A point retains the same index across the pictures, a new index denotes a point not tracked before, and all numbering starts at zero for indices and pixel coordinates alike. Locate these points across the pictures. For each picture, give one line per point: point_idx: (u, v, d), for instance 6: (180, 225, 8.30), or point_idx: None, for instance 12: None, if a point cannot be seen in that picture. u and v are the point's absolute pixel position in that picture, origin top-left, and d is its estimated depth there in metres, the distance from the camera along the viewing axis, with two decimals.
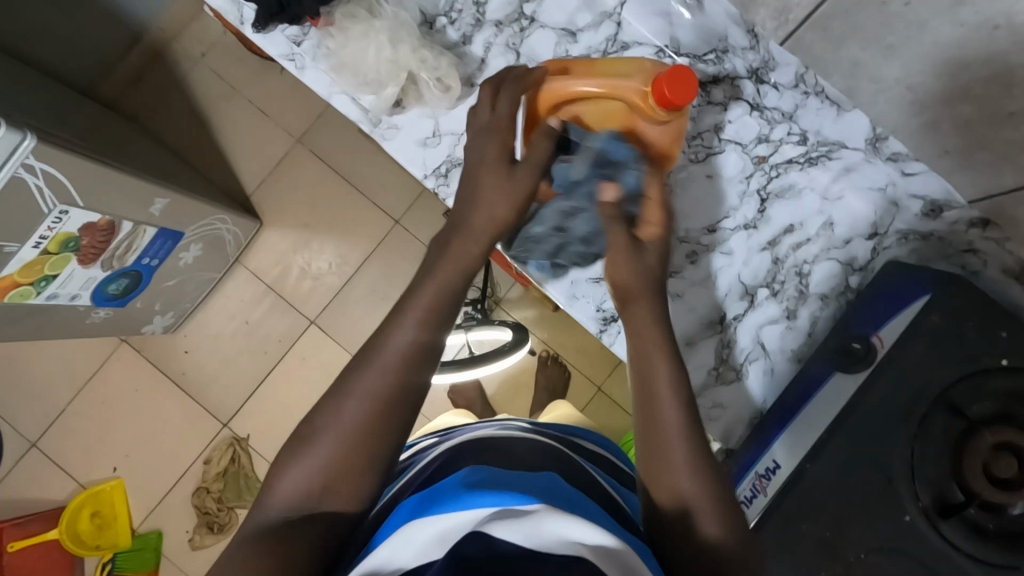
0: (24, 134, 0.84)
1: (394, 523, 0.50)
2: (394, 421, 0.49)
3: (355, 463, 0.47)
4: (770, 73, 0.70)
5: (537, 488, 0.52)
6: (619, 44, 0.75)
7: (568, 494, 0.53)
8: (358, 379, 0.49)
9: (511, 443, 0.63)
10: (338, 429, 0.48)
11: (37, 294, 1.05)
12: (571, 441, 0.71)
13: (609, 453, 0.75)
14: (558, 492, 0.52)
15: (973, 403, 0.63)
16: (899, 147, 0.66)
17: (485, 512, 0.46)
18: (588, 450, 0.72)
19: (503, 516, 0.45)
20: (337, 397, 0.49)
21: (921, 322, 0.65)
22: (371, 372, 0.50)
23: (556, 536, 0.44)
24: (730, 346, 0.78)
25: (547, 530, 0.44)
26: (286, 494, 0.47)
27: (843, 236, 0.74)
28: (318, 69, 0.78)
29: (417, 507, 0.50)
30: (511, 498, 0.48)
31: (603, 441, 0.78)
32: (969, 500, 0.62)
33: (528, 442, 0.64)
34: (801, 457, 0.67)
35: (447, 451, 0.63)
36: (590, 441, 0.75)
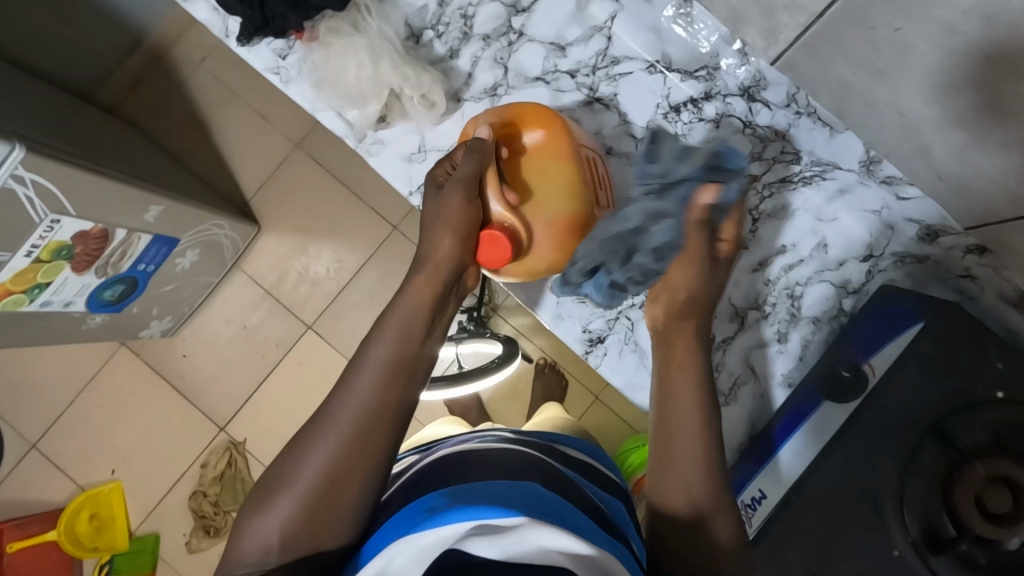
0: (13, 146, 0.84)
1: (374, 544, 0.50)
2: (350, 465, 0.53)
3: (319, 510, 0.52)
4: (761, 92, 0.68)
5: (521, 494, 0.52)
6: (609, 58, 0.74)
7: (553, 498, 0.52)
8: (312, 436, 0.54)
9: (490, 453, 0.62)
10: (297, 479, 0.53)
11: (30, 301, 1.05)
12: (553, 448, 0.69)
13: (592, 459, 0.73)
14: (541, 497, 0.52)
15: (964, 435, 0.61)
16: (893, 170, 0.64)
17: (463, 527, 0.46)
18: (574, 459, 0.70)
19: (483, 530, 0.46)
20: (300, 448, 0.54)
21: (915, 348, 0.64)
22: (330, 427, 0.54)
23: (536, 548, 0.46)
24: (718, 369, 0.76)
25: (527, 543, 0.46)
26: (252, 543, 0.51)
27: (836, 257, 0.72)
28: (303, 83, 0.77)
29: (396, 525, 0.50)
30: (484, 511, 0.47)
31: (589, 448, 0.76)
32: (962, 535, 0.59)
33: (512, 450, 0.63)
34: (787, 489, 0.65)
35: (429, 463, 0.63)
36: (576, 448, 0.73)
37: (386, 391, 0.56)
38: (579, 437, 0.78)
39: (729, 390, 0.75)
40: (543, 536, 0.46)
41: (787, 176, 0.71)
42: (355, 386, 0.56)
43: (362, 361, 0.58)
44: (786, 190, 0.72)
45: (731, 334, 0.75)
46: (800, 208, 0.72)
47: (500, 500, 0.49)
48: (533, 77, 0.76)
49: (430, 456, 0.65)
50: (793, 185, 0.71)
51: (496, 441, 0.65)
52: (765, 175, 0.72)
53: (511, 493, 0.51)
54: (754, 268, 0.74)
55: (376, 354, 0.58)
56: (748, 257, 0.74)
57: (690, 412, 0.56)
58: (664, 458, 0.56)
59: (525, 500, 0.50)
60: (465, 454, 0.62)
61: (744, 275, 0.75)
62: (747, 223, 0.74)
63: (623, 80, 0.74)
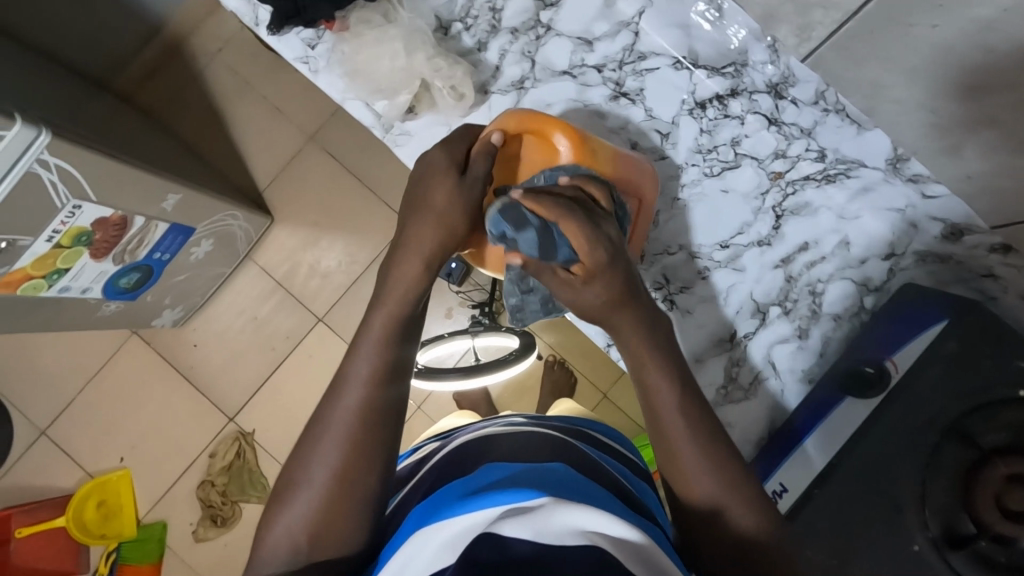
0: (39, 130, 0.84)
1: (404, 532, 0.50)
2: (366, 456, 0.53)
3: (338, 510, 0.51)
4: (789, 89, 0.69)
5: (542, 479, 0.51)
6: (636, 54, 0.74)
7: (575, 479, 0.53)
8: (323, 431, 0.53)
9: (510, 438, 0.62)
10: (309, 484, 0.52)
11: (49, 286, 1.05)
12: (577, 430, 0.70)
13: (613, 440, 0.73)
14: (561, 481, 0.52)
15: (985, 434, 0.61)
16: (920, 169, 0.65)
17: (492, 512, 0.45)
18: (594, 437, 0.70)
19: (512, 512, 0.45)
20: (303, 455, 0.53)
21: (938, 348, 0.64)
22: (330, 428, 0.53)
23: (564, 526, 0.44)
24: (740, 363, 0.77)
25: (555, 522, 0.44)
26: (275, 551, 0.50)
27: (858, 255, 0.73)
28: (332, 74, 0.77)
29: (423, 513, 0.50)
30: (512, 497, 0.47)
31: (612, 431, 0.76)
32: (981, 532, 0.59)
33: (526, 435, 0.62)
34: (809, 483, 0.65)
35: (449, 451, 0.63)
36: (596, 429, 0.73)
37: (376, 393, 0.54)
38: (600, 420, 0.78)
39: (750, 385, 0.77)
40: (572, 515, 0.45)
41: (811, 174, 0.72)
42: (347, 390, 0.54)
43: (349, 365, 0.56)
44: (809, 187, 0.72)
45: (753, 329, 0.76)
46: (822, 206, 0.73)
47: (524, 484, 0.49)
48: (559, 71, 0.77)
49: (453, 442, 0.66)
50: (816, 182, 0.72)
51: (520, 424, 0.66)
52: (789, 172, 0.72)
53: (531, 477, 0.51)
54: (777, 264, 0.75)
55: (361, 356, 0.56)
56: (770, 253, 0.76)
57: (680, 406, 0.56)
58: (667, 456, 0.56)
59: (545, 483, 0.50)
60: (485, 441, 0.62)
61: (767, 271, 0.76)
62: (771, 220, 0.75)
63: (650, 75, 0.75)
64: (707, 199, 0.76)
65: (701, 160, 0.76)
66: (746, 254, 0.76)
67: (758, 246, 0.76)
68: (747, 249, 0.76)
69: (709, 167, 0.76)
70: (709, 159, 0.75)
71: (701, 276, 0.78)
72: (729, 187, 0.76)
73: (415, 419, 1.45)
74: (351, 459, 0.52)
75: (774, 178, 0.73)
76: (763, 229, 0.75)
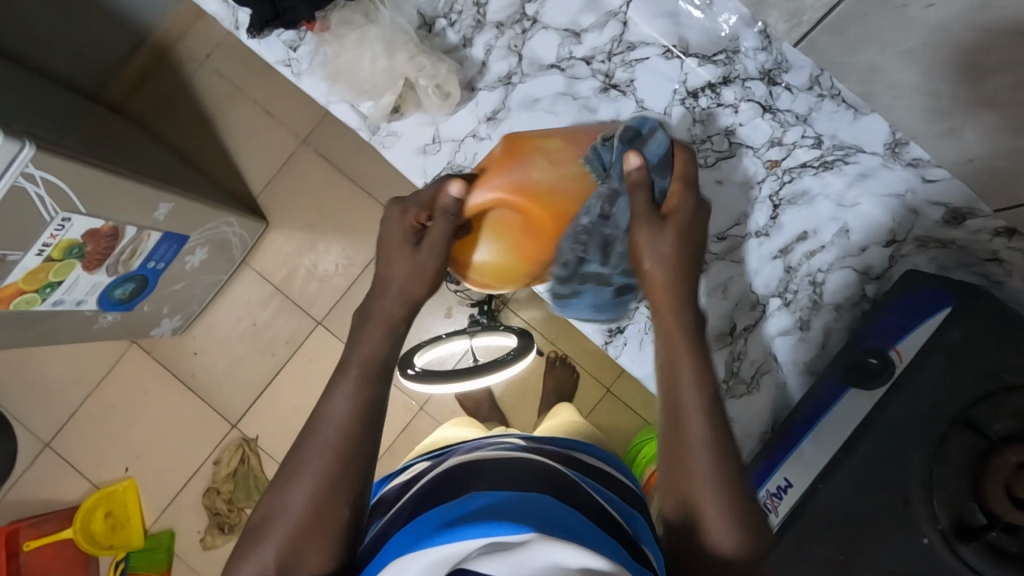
0: (22, 143, 0.83)
1: (388, 555, 0.51)
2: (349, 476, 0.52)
3: (309, 534, 0.50)
4: (783, 75, 0.66)
5: (528, 511, 0.51)
6: (625, 44, 0.72)
7: (560, 512, 0.52)
8: (301, 455, 0.53)
9: (505, 463, 0.61)
10: (286, 509, 0.51)
11: (42, 300, 1.05)
12: (574, 458, 0.68)
13: (609, 466, 0.72)
14: (545, 511, 0.51)
15: (993, 422, 0.59)
16: (921, 152, 0.62)
17: (478, 543, 0.47)
18: (591, 467, 0.69)
19: (493, 549, 0.45)
20: (281, 480, 0.52)
21: (941, 338, 0.63)
22: (312, 457, 0.52)
23: (543, 564, 0.44)
24: (740, 358, 0.76)
25: (537, 558, 0.44)
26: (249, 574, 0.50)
27: (858, 243, 0.71)
28: (315, 77, 0.75)
29: (414, 537, 0.51)
30: (493, 529, 0.48)
31: (605, 455, 0.75)
32: (993, 523, 0.57)
33: (516, 459, 0.62)
34: (813, 478, 0.64)
35: (440, 471, 0.63)
36: (591, 455, 0.72)
37: (348, 395, 0.54)
38: (595, 445, 0.77)
39: (752, 379, 0.76)
40: (555, 551, 0.45)
41: (808, 161, 0.69)
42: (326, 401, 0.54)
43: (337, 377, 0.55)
44: (806, 175, 0.70)
45: (752, 322, 0.76)
46: (821, 194, 0.71)
47: (507, 515, 0.49)
48: (547, 64, 0.75)
49: (446, 463, 0.65)
50: (813, 170, 0.70)
51: (514, 448, 0.65)
52: (785, 160, 0.71)
53: (514, 509, 0.51)
54: (775, 255, 0.75)
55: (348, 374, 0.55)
56: (768, 244, 0.75)
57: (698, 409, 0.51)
58: (671, 448, 0.52)
59: (530, 515, 0.50)
60: (478, 460, 0.62)
61: (765, 262, 0.75)
62: (768, 210, 0.74)
63: (640, 66, 0.73)
64: (703, 191, 0.75)
65: (695, 151, 0.75)
66: (744, 245, 0.75)
67: (756, 237, 0.75)
68: (745, 240, 0.75)
69: (704, 157, 0.75)
70: (703, 149, 0.74)
71: (699, 269, 0.76)
72: (725, 179, 0.74)
73: (418, 420, 1.44)
74: (332, 488, 0.51)
75: (769, 167, 0.72)
76: (760, 220, 0.74)
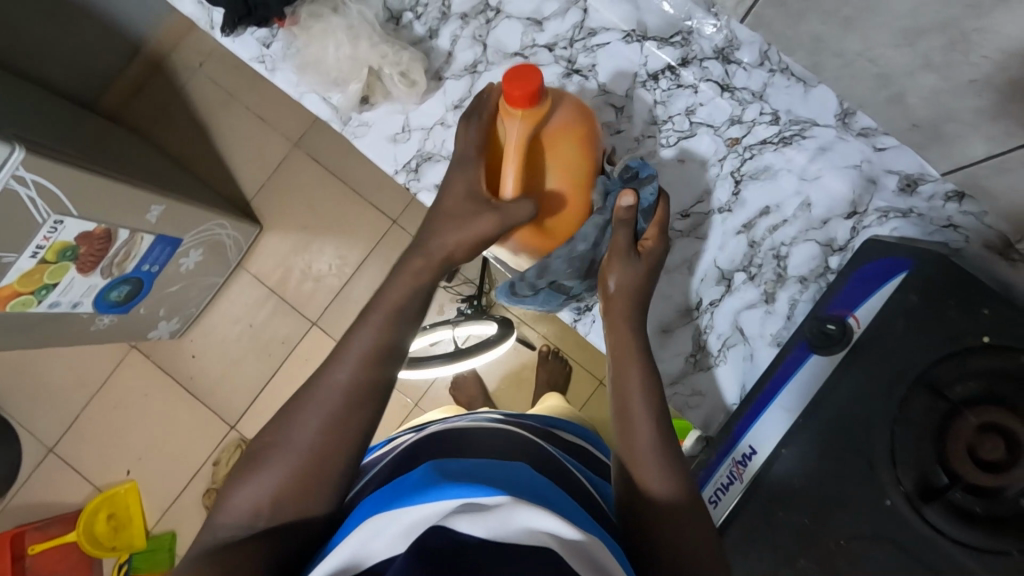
0: (14, 147, 0.86)
1: (360, 517, 0.50)
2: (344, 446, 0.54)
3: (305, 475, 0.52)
4: (735, 53, 0.68)
5: (504, 477, 0.52)
6: (587, 31, 0.75)
7: (544, 485, 0.53)
8: (302, 412, 0.54)
9: (479, 434, 0.62)
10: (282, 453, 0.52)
11: (39, 302, 1.07)
12: (547, 431, 0.70)
13: (585, 441, 0.74)
14: (523, 479, 0.53)
15: (955, 385, 0.60)
16: (869, 122, 0.64)
17: (451, 505, 0.47)
18: (567, 441, 0.70)
19: (468, 508, 0.46)
20: (283, 423, 0.54)
21: (898, 301, 0.64)
22: (318, 404, 0.54)
23: (521, 527, 0.45)
24: (708, 332, 0.77)
25: (513, 521, 0.45)
26: (233, 513, 0.51)
27: (821, 216, 0.73)
28: (287, 70, 0.78)
29: (380, 502, 0.51)
30: (471, 490, 0.48)
31: (582, 431, 0.77)
32: (954, 483, 0.58)
33: (490, 431, 0.63)
34: (778, 442, 0.66)
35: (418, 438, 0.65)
36: (569, 431, 0.73)
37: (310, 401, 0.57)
38: (570, 421, 0.78)
39: (719, 352, 0.76)
40: (528, 515, 0.46)
41: (768, 137, 0.72)
42: (340, 364, 0.56)
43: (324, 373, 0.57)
44: (767, 151, 0.73)
45: (718, 296, 0.76)
46: (782, 169, 0.73)
47: (483, 479, 0.51)
48: (512, 52, 0.77)
49: (427, 430, 0.67)
50: (773, 146, 0.72)
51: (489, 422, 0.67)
52: (745, 137, 0.73)
53: (491, 474, 0.52)
54: (739, 230, 0.75)
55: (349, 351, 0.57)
56: (731, 220, 0.76)
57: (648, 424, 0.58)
58: (628, 442, 0.58)
59: (509, 482, 0.51)
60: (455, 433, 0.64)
61: (729, 238, 0.76)
62: (730, 186, 0.75)
63: (601, 51, 0.75)
64: (666, 170, 0.77)
65: (657, 131, 0.76)
66: (708, 221, 0.76)
67: (719, 213, 0.76)
68: (709, 217, 0.76)
69: (665, 138, 0.76)
70: (665, 130, 0.76)
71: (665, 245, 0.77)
72: (686, 156, 0.76)
73: (412, 416, 1.46)
74: (328, 443, 0.53)
75: (730, 145, 0.74)
76: (723, 196, 0.76)
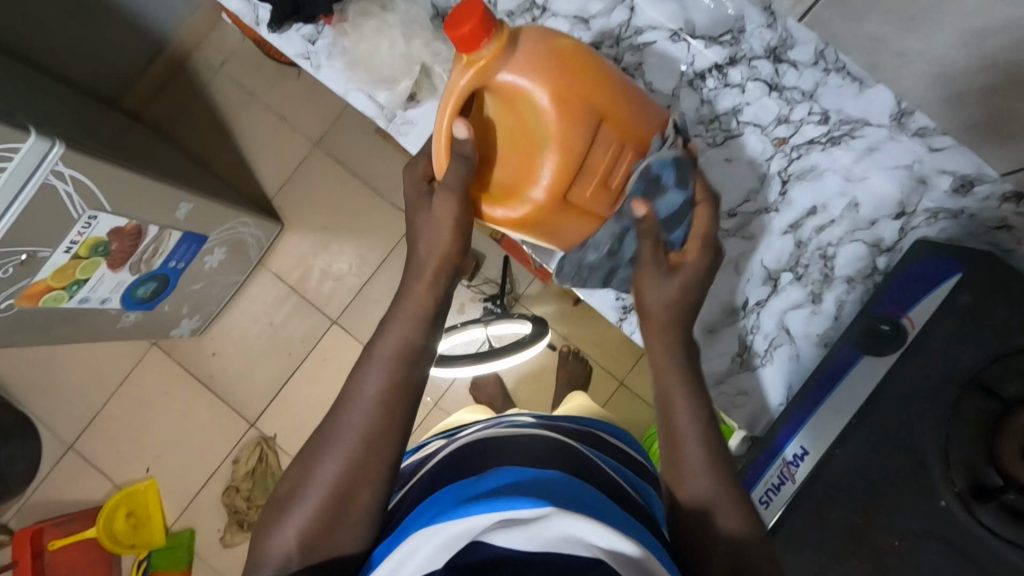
0: (53, 143, 0.86)
1: (397, 536, 0.50)
2: (374, 475, 0.51)
3: (338, 514, 0.50)
4: (788, 52, 0.68)
5: (540, 485, 0.50)
6: (633, 29, 0.75)
7: (578, 489, 0.51)
8: (328, 439, 0.52)
9: (517, 439, 0.61)
10: (309, 492, 0.50)
11: (69, 297, 1.07)
12: (584, 433, 0.69)
13: (621, 443, 0.73)
14: (556, 487, 0.50)
15: (1007, 384, 0.59)
16: (925, 121, 0.64)
17: (486, 520, 0.46)
18: (598, 439, 0.69)
19: (506, 522, 0.45)
20: (310, 455, 0.52)
21: (952, 303, 0.63)
22: (343, 433, 0.52)
23: (562, 536, 0.44)
24: (753, 332, 0.77)
25: (555, 532, 0.44)
26: (266, 561, 0.49)
27: (868, 217, 0.73)
28: (333, 68, 0.78)
29: (414, 521, 0.50)
30: (509, 504, 0.46)
31: (619, 432, 0.76)
32: (1009, 485, 0.57)
33: (529, 436, 0.62)
34: (829, 444, 0.65)
35: (453, 448, 0.63)
36: (605, 432, 0.73)
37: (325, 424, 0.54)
38: (607, 423, 0.78)
39: (764, 352, 0.77)
40: (571, 525, 0.45)
41: (816, 137, 0.71)
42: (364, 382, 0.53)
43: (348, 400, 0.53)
44: (814, 151, 0.72)
45: (764, 297, 0.77)
46: (829, 169, 0.73)
47: (520, 490, 0.49)
48: None
49: (458, 441, 0.65)
50: (822, 145, 0.72)
51: (528, 425, 0.65)
52: (793, 137, 0.73)
53: (527, 484, 0.50)
54: (785, 230, 0.75)
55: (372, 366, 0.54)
56: (778, 220, 0.76)
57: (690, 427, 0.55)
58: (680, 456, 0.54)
59: (548, 487, 0.50)
60: (493, 439, 0.62)
61: (775, 238, 0.76)
62: (777, 186, 0.75)
63: (647, 49, 0.75)
64: (714, 169, 0.76)
65: (703, 131, 0.76)
66: (754, 222, 0.76)
67: (766, 213, 0.76)
68: (755, 217, 0.76)
69: (711, 137, 0.76)
70: (711, 129, 0.76)
71: None
72: (734, 156, 0.76)
73: (432, 415, 1.46)
74: (357, 470, 0.51)
75: (778, 145, 0.74)
76: (770, 196, 0.75)
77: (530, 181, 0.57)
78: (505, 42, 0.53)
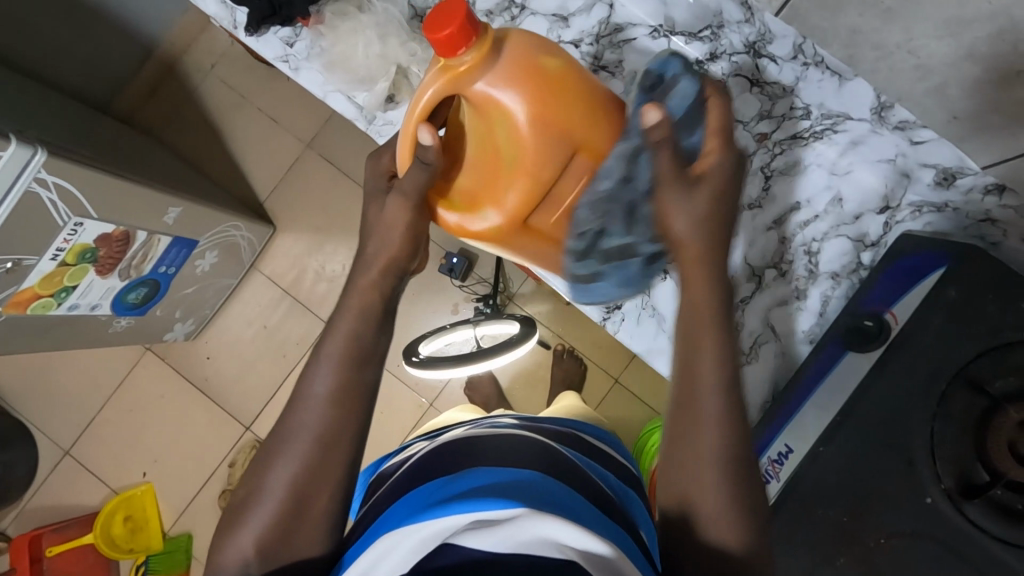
0: (35, 150, 0.86)
1: (369, 537, 0.49)
2: (331, 479, 0.51)
3: (296, 519, 0.49)
4: (768, 46, 0.68)
5: (516, 486, 0.50)
6: (612, 26, 0.75)
7: (554, 489, 0.50)
8: (285, 441, 0.51)
9: (494, 441, 0.60)
10: (266, 498, 0.49)
11: (59, 305, 1.07)
12: (564, 433, 0.69)
13: (601, 443, 0.72)
14: (530, 487, 0.50)
15: (994, 379, 0.58)
16: (906, 114, 0.63)
17: (461, 520, 0.46)
18: (575, 440, 0.69)
19: (480, 523, 0.45)
20: (266, 459, 0.51)
21: (938, 295, 0.62)
22: (296, 435, 0.51)
23: (535, 538, 0.44)
24: (739, 330, 0.76)
25: (528, 534, 0.44)
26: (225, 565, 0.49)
27: (853, 212, 0.72)
28: (311, 69, 0.77)
29: (389, 521, 0.49)
30: (485, 504, 0.46)
31: (600, 432, 0.76)
32: (995, 480, 0.56)
33: (505, 437, 0.61)
34: (813, 442, 0.65)
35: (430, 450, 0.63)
36: (588, 433, 0.73)
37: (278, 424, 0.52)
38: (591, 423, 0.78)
39: (751, 350, 0.76)
40: (545, 527, 0.44)
41: (798, 131, 0.71)
42: (320, 381, 0.52)
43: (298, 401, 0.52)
44: (797, 146, 0.72)
45: (750, 294, 0.76)
46: (813, 163, 0.72)
47: (495, 491, 0.49)
48: None
49: (439, 441, 0.65)
50: (804, 140, 0.72)
51: (506, 427, 0.65)
52: (775, 133, 0.72)
53: (504, 484, 0.50)
54: (769, 226, 0.75)
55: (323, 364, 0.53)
56: (762, 216, 0.75)
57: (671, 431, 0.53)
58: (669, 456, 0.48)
59: (523, 488, 0.49)
60: (471, 441, 0.61)
61: (760, 235, 0.75)
62: (760, 182, 0.74)
63: (627, 46, 0.75)
64: None
65: None
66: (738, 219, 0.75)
67: (750, 210, 0.75)
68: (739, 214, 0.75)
69: None
70: None
71: None
72: None
73: (427, 416, 1.46)
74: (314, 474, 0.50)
75: (760, 140, 0.73)
76: (753, 192, 0.75)
77: (491, 194, 0.60)
78: (484, 52, 0.53)
